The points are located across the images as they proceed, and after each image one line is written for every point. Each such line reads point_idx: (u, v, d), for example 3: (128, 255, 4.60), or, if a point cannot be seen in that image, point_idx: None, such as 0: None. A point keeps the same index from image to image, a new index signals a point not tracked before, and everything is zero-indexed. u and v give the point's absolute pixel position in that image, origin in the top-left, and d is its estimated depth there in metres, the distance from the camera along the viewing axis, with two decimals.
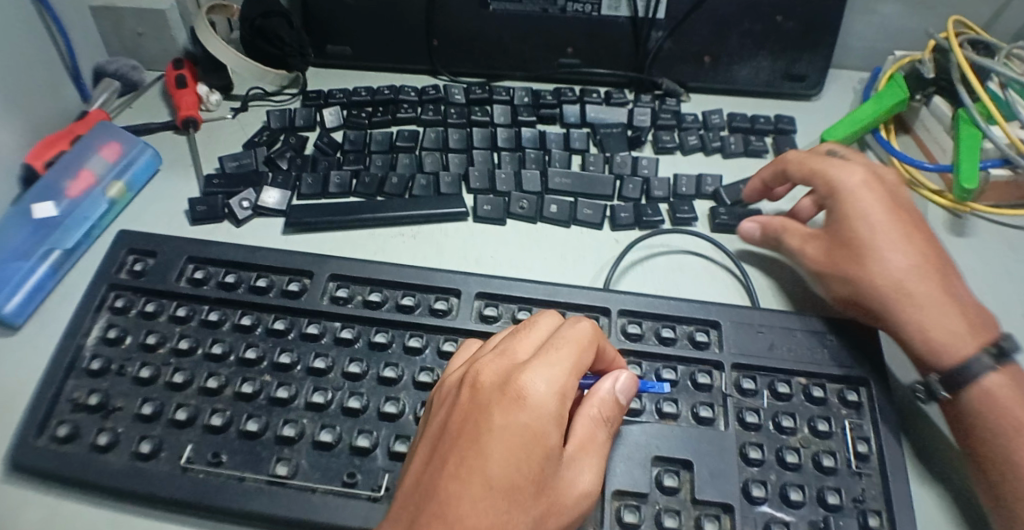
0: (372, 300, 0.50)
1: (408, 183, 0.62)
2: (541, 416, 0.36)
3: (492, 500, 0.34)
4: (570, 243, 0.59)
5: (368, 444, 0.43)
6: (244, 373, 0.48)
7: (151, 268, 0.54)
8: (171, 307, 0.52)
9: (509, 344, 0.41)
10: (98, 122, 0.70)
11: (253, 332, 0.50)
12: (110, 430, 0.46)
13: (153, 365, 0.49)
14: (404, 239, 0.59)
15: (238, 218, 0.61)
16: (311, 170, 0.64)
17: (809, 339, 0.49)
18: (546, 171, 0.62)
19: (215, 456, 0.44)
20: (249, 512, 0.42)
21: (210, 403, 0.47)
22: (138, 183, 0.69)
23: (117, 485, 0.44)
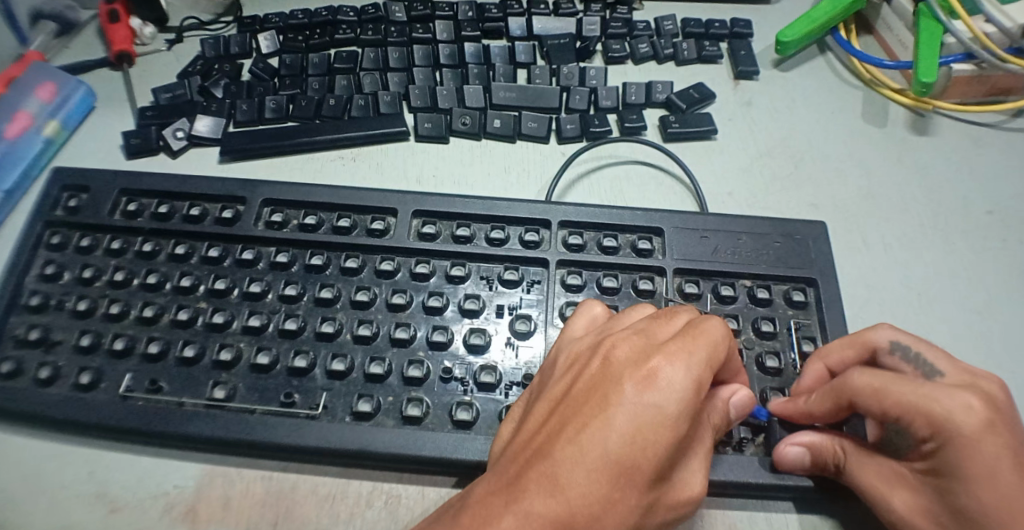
0: (307, 224, 0.49)
1: (346, 105, 0.59)
2: (676, 403, 0.32)
3: (600, 475, 0.32)
4: (515, 159, 0.57)
5: (305, 364, 0.43)
6: (180, 301, 0.47)
7: (84, 203, 0.53)
8: (106, 241, 0.51)
9: (646, 323, 0.37)
10: (34, 63, 0.67)
11: (189, 261, 0.49)
12: (52, 363, 0.46)
13: (90, 298, 0.48)
14: (343, 163, 0.58)
15: (173, 149, 0.59)
16: (246, 97, 0.61)
17: (756, 241, 0.48)
18: (490, 86, 0.60)
19: (153, 383, 0.44)
20: (186, 435, 0.41)
21: (147, 332, 0.46)
22: (75, 121, 0.66)
23: (56, 415, 0.43)
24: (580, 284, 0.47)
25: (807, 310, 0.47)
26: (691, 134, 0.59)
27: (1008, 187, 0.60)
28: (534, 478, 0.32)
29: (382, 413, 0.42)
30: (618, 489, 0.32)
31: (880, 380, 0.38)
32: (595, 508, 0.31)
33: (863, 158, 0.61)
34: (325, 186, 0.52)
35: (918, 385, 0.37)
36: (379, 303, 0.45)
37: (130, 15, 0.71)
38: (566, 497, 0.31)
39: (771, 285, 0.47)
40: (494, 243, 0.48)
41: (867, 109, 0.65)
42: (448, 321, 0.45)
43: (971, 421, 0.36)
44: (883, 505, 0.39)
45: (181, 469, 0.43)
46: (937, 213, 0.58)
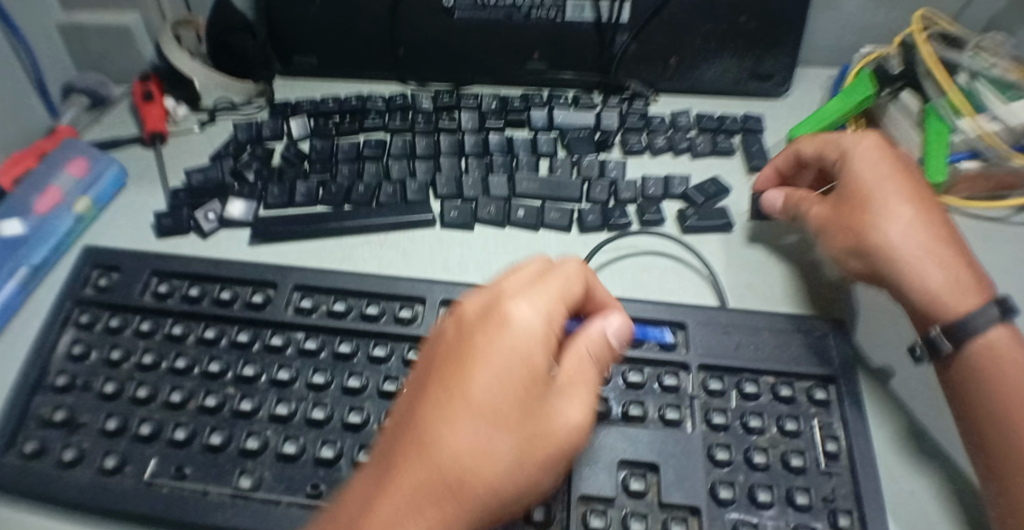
0: (336, 310, 0.50)
1: (375, 191, 0.61)
2: (523, 339, 0.37)
3: (469, 420, 0.35)
4: (537, 247, 0.59)
5: (332, 454, 0.43)
6: (207, 386, 0.47)
7: (117, 282, 0.54)
8: (136, 321, 0.52)
9: (494, 284, 0.42)
10: (65, 138, 0.70)
11: (218, 344, 0.49)
12: (76, 445, 0.46)
13: (118, 380, 0.48)
14: (369, 248, 0.59)
15: (204, 230, 0.60)
16: (277, 181, 0.64)
17: (776, 338, 0.50)
18: (513, 176, 0.62)
19: (179, 470, 0.44)
20: (211, 525, 0.41)
21: (173, 417, 0.46)
22: (106, 198, 0.68)
23: (78, 502, 0.43)
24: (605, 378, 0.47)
25: (829, 409, 0.47)
26: (708, 227, 0.61)
27: (1019, 284, 0.61)
28: (411, 450, 0.35)
29: None
30: (487, 433, 0.35)
31: (830, 137, 0.57)
32: (466, 456, 0.34)
33: None
34: (354, 272, 0.53)
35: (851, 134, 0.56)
36: None
37: (164, 96, 0.75)
38: (445, 454, 0.34)
39: (793, 382, 0.48)
40: None
41: None
42: None
43: (903, 192, 0.52)
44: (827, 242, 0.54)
45: None
46: None
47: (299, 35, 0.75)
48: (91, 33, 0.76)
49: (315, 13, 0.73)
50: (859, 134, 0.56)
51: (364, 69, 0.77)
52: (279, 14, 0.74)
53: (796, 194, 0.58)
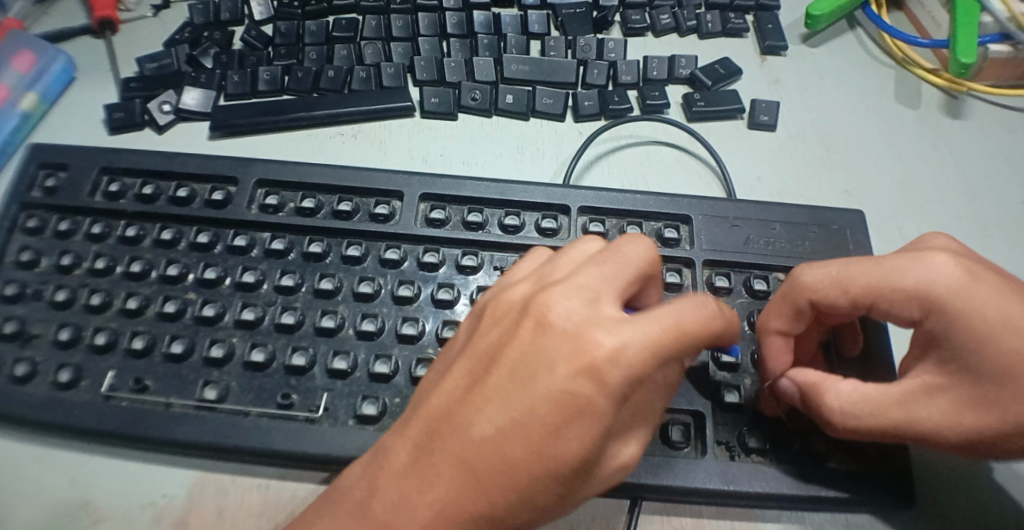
0: (305, 208, 0.45)
1: (346, 76, 0.55)
2: (611, 396, 0.30)
3: (523, 463, 0.30)
4: (529, 137, 0.54)
5: (304, 363, 0.40)
6: (167, 292, 0.43)
7: (62, 183, 0.48)
8: (86, 224, 0.47)
9: (588, 289, 0.33)
10: (8, 27, 0.60)
11: (176, 247, 0.45)
12: (28, 359, 0.42)
13: (69, 287, 0.44)
14: (343, 140, 0.54)
15: (159, 124, 0.54)
16: (237, 67, 0.57)
17: (789, 231, 0.46)
18: (501, 58, 0.56)
19: (137, 382, 0.40)
20: (176, 440, 0.38)
21: (131, 325, 0.42)
22: (53, 95, 0.60)
23: (35, 417, 0.40)
24: None
25: None
26: (717, 113, 0.56)
27: None
28: (449, 460, 0.31)
29: (388, 416, 0.39)
30: (540, 479, 0.31)
31: (836, 269, 0.37)
32: (510, 495, 0.31)
33: (895, 141, 0.57)
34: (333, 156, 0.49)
35: (880, 262, 0.36)
36: (384, 295, 0.42)
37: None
38: (485, 483, 0.30)
39: None
40: (509, 230, 0.45)
41: (898, 89, 0.60)
42: (459, 315, 0.42)
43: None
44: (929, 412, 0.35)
45: (171, 476, 0.40)
46: (975, 203, 0.54)
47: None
48: None
49: None
50: (925, 259, 0.36)
51: None
52: None
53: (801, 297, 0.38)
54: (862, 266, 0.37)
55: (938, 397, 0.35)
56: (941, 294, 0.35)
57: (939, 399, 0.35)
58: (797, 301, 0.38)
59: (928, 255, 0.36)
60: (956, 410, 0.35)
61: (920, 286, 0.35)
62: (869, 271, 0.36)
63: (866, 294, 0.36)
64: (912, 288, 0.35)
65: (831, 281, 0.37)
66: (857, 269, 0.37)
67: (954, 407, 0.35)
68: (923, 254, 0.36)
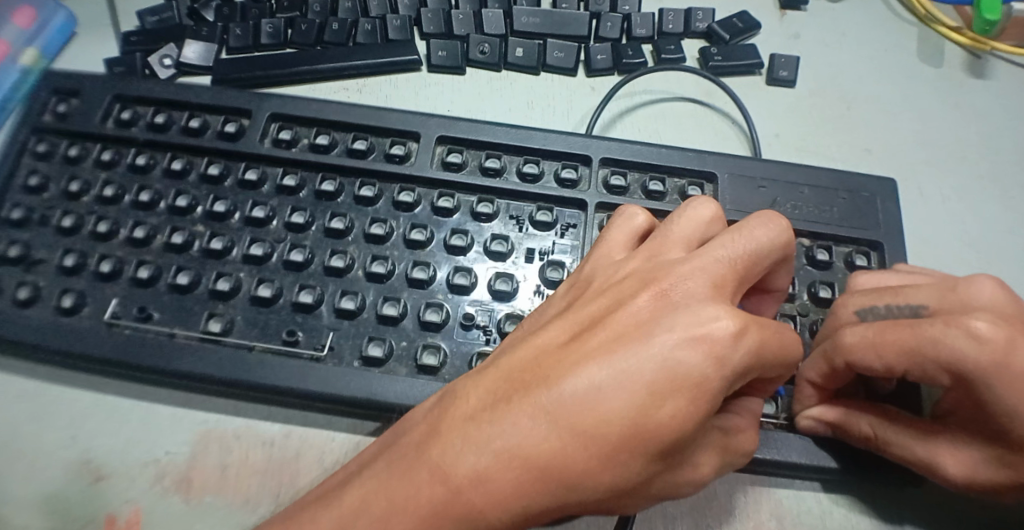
0: (320, 144, 0.44)
1: (351, 30, 0.53)
2: (721, 373, 0.28)
3: (610, 429, 0.28)
4: (540, 93, 0.52)
5: (311, 301, 0.40)
6: (174, 222, 0.43)
7: (75, 110, 0.47)
8: (94, 149, 0.46)
9: (712, 266, 0.31)
10: None
11: (186, 179, 0.44)
12: (32, 284, 0.42)
13: (76, 214, 0.44)
14: (347, 95, 0.52)
15: (160, 77, 0.52)
16: (239, 20, 0.55)
17: (817, 196, 0.44)
18: (511, 10, 0.54)
19: (142, 311, 0.40)
20: (179, 371, 0.39)
21: (137, 255, 0.43)
22: (52, 52, 0.56)
23: (41, 342, 0.40)
24: None
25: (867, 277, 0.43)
26: (734, 68, 0.54)
27: None
28: (530, 409, 0.29)
29: (394, 360, 0.39)
30: (624, 451, 0.28)
31: (872, 332, 0.35)
32: (590, 462, 0.28)
33: (917, 98, 0.55)
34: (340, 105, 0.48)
35: (915, 328, 0.34)
36: (396, 237, 0.42)
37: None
38: (563, 443, 0.28)
39: (832, 246, 0.43)
40: (528, 178, 0.44)
41: (921, 47, 0.58)
42: (471, 262, 0.42)
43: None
44: (903, 455, 0.36)
45: (172, 434, 0.40)
46: (997, 162, 0.52)
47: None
48: None
49: None
50: (958, 329, 0.33)
51: None
52: None
53: (836, 360, 0.36)
54: (897, 331, 0.34)
55: (915, 433, 0.36)
56: (973, 370, 0.32)
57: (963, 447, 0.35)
58: (833, 362, 0.36)
59: (965, 321, 0.33)
60: (926, 456, 0.36)
61: (950, 364, 0.33)
62: (901, 337, 0.34)
63: (897, 366, 0.34)
64: (945, 363, 0.33)
65: (866, 345, 0.35)
66: (893, 336, 0.34)
67: (980, 460, 0.35)
68: (957, 319, 0.33)
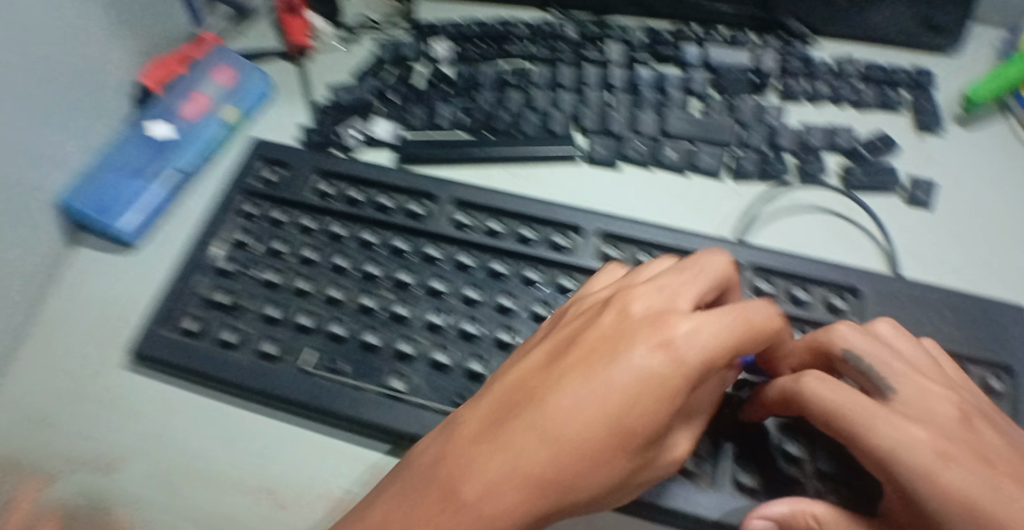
0: (494, 230, 0.52)
1: (519, 120, 0.60)
2: (682, 368, 0.33)
3: (595, 432, 0.33)
4: (688, 193, 0.57)
5: (481, 370, 0.45)
6: (366, 287, 0.50)
7: (283, 178, 0.56)
8: (297, 217, 0.54)
9: (671, 275, 0.38)
10: (211, 44, 0.64)
11: (377, 250, 0.52)
12: (239, 329, 0.49)
13: (282, 271, 0.52)
14: (513, 180, 0.59)
15: (349, 148, 0.59)
16: (420, 102, 0.61)
17: (965, 319, 0.46)
18: (663, 114, 0.59)
19: (335, 363, 0.47)
20: (365, 420, 0.44)
21: (332, 313, 0.49)
22: (254, 110, 0.63)
23: (245, 382, 0.47)
24: None
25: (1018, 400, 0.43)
26: (873, 187, 0.57)
27: None
28: (518, 423, 0.34)
29: None
30: (609, 449, 0.33)
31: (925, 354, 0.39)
32: (585, 463, 0.33)
33: None
34: (511, 193, 0.55)
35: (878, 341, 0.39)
36: None
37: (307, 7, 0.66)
38: (552, 447, 0.33)
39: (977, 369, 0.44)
40: None
41: None
42: None
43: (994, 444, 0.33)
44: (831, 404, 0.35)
45: (348, 471, 0.45)
46: None
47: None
48: None
49: None
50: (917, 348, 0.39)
51: None
52: None
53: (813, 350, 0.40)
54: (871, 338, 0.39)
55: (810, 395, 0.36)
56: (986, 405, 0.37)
57: (933, 441, 0.32)
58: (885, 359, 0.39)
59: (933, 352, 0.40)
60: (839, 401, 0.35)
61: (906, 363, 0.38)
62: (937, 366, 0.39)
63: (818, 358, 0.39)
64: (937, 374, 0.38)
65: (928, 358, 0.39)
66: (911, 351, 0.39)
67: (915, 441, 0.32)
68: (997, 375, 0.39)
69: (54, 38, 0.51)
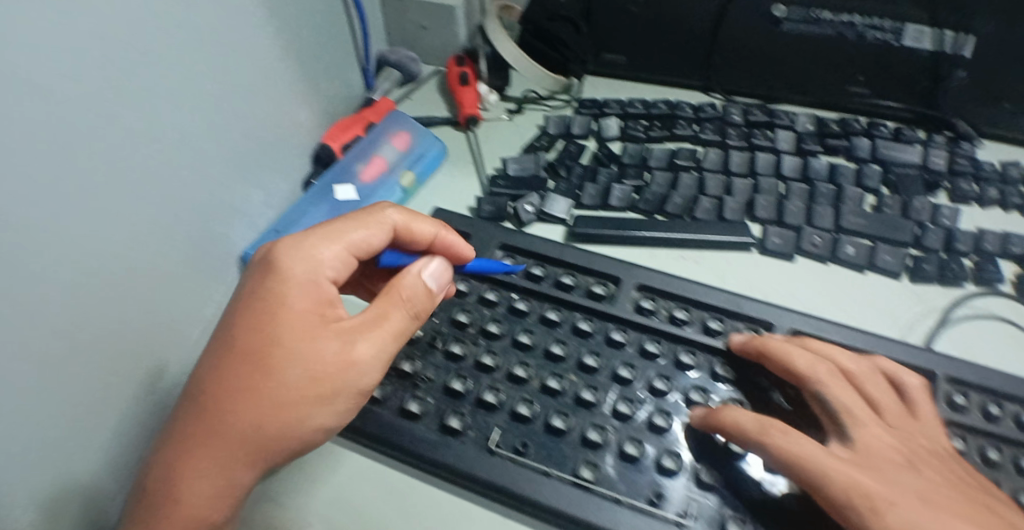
0: (680, 318, 0.50)
1: (693, 205, 0.60)
2: (374, 327, 0.42)
3: (251, 384, 0.39)
4: (859, 288, 0.57)
5: (674, 466, 0.42)
6: (550, 366, 0.47)
7: (468, 250, 0.54)
8: (477, 287, 0.51)
9: (319, 237, 0.43)
10: (390, 110, 0.67)
11: (559, 328, 0.49)
12: (420, 399, 0.45)
13: (462, 341, 0.48)
14: (685, 264, 0.58)
15: (522, 220, 0.61)
16: (591, 179, 0.63)
17: None
18: (840, 209, 0.60)
19: (522, 445, 0.43)
20: (554, 511, 0.41)
21: (517, 392, 0.45)
22: (426, 174, 0.64)
23: (426, 459, 0.43)
24: (963, 451, 0.45)
25: None
26: None
27: None
28: (227, 389, 0.39)
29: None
30: (264, 398, 0.39)
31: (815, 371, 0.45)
32: (247, 408, 0.39)
33: None
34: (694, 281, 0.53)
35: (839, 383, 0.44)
36: None
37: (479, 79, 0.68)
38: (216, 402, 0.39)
39: None
40: None
41: None
42: None
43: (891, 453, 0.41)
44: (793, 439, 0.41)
45: None
46: None
47: (616, 33, 0.68)
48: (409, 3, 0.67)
49: (638, 12, 0.66)
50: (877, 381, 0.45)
51: (675, 74, 0.70)
52: (605, 10, 0.67)
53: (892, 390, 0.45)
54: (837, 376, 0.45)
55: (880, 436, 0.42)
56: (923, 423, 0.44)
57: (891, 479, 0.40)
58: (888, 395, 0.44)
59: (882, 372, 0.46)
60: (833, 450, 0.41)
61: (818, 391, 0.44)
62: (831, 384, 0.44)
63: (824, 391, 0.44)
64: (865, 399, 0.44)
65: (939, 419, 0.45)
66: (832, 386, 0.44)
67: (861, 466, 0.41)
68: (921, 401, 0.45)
69: (248, 95, 0.54)
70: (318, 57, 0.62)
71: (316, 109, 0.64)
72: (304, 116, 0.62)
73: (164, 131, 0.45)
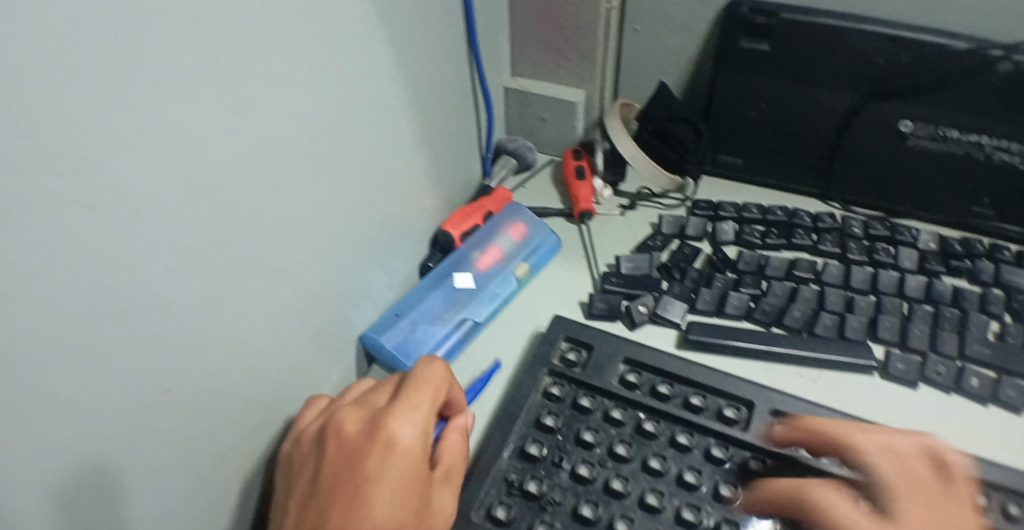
0: None
1: (813, 322, 0.60)
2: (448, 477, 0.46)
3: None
4: (989, 423, 0.54)
5: None
6: (682, 495, 0.48)
7: (588, 361, 0.56)
8: (605, 404, 0.53)
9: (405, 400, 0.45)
10: (507, 202, 0.70)
11: (690, 454, 0.50)
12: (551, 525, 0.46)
13: (590, 463, 0.49)
14: (805, 383, 0.57)
15: (635, 321, 0.61)
16: (706, 286, 0.63)
17: None
18: (964, 336, 0.58)
19: None
20: None
21: (650, 521, 0.46)
22: (539, 265, 0.67)
23: None
24: None
25: None
26: None
27: None
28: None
29: None
30: None
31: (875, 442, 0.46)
32: None
33: None
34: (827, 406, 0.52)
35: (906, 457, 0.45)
36: None
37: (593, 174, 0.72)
38: None
39: None
40: None
41: None
42: None
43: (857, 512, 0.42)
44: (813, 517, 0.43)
45: None
46: None
47: (733, 138, 0.71)
48: (533, 100, 0.74)
49: (757, 116, 0.69)
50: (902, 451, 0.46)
51: (789, 179, 0.72)
52: (725, 111, 0.70)
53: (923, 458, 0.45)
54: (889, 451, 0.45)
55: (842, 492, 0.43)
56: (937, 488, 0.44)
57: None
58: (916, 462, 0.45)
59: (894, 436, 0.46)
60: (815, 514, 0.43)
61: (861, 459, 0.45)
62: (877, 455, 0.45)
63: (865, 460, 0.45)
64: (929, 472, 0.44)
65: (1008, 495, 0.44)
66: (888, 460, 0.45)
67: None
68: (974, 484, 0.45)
69: (390, 184, 0.57)
70: (449, 145, 0.66)
71: (442, 194, 0.67)
72: (432, 201, 0.66)
73: (315, 219, 0.47)
